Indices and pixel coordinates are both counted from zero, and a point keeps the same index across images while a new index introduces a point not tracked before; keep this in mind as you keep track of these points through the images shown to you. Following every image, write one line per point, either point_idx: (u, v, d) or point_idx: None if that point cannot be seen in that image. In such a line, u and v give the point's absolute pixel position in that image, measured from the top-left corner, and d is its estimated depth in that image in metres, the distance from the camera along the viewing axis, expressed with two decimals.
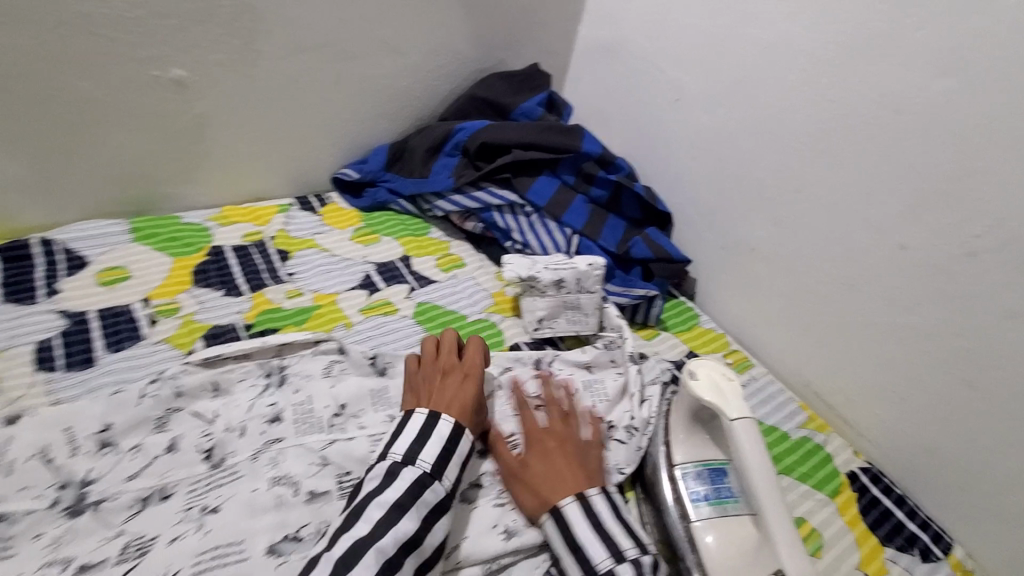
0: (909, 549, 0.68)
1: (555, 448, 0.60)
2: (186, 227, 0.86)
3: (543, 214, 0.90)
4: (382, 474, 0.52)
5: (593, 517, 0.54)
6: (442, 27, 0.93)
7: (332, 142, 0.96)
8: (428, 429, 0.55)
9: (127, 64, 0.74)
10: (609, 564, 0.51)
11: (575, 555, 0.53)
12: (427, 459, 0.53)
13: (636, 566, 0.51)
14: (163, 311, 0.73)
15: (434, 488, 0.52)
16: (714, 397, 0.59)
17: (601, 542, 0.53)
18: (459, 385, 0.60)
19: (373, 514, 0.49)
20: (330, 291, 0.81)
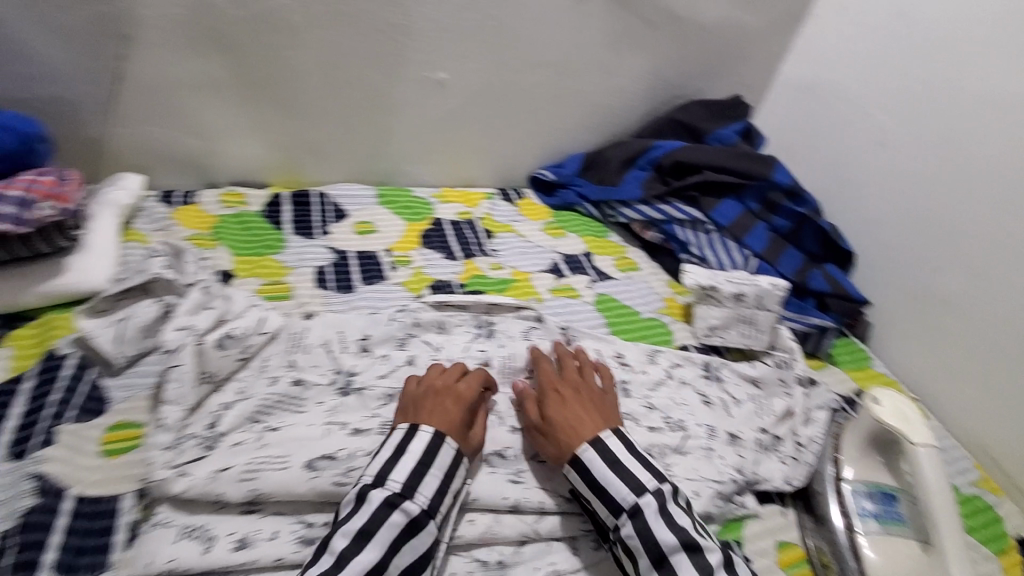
0: None
1: (589, 398, 0.66)
2: (416, 199, 1.04)
3: (724, 234, 0.95)
4: (353, 499, 0.53)
5: (606, 457, 0.60)
6: (657, 55, 1.03)
7: (538, 145, 1.10)
8: (404, 445, 0.57)
9: (410, 65, 0.93)
10: (631, 499, 0.57)
11: (602, 499, 0.58)
12: (397, 479, 0.54)
13: (657, 498, 0.56)
14: (400, 261, 0.90)
15: (403, 508, 0.53)
16: (898, 422, 0.64)
17: (620, 480, 0.58)
18: (448, 402, 0.62)
19: (336, 543, 0.51)
20: (525, 269, 0.93)
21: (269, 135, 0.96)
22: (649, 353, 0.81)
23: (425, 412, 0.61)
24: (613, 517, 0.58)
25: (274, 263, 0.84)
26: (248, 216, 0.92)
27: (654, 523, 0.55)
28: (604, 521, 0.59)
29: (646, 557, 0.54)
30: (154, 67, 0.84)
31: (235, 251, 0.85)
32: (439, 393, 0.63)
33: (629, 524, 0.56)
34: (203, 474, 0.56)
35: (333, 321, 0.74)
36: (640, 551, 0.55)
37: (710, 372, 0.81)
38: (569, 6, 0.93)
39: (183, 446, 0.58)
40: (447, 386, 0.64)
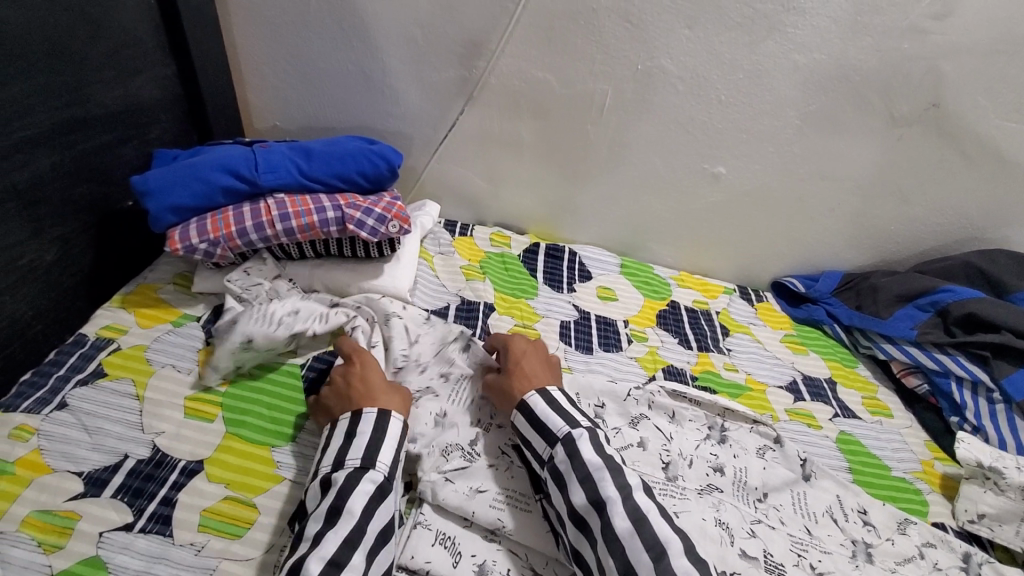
0: None
1: (534, 357, 0.72)
2: (655, 277, 1.07)
3: (1013, 409, 0.81)
4: (319, 487, 0.55)
5: (548, 396, 0.65)
6: (965, 193, 0.93)
7: (792, 252, 1.06)
8: (348, 428, 0.59)
9: (692, 155, 0.97)
10: (565, 428, 0.61)
11: (537, 429, 0.62)
12: (356, 455, 0.56)
13: (588, 430, 0.60)
14: (636, 335, 0.92)
15: (371, 477, 0.55)
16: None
17: (557, 415, 0.62)
18: (360, 376, 0.65)
19: (311, 529, 0.51)
20: (761, 380, 0.89)
21: (544, 192, 1.07)
22: (899, 520, 0.71)
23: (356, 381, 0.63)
24: (548, 448, 0.61)
25: (528, 308, 0.92)
26: (510, 259, 1.02)
27: (581, 445, 0.59)
28: (539, 454, 0.62)
29: (578, 487, 0.57)
30: (479, 123, 0.99)
31: (497, 287, 0.95)
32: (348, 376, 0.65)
33: (562, 450, 0.60)
34: (464, 488, 0.63)
35: (579, 381, 0.79)
36: (568, 473, 0.58)
37: (970, 564, 0.69)
38: (879, 129, 0.89)
39: (450, 454, 0.65)
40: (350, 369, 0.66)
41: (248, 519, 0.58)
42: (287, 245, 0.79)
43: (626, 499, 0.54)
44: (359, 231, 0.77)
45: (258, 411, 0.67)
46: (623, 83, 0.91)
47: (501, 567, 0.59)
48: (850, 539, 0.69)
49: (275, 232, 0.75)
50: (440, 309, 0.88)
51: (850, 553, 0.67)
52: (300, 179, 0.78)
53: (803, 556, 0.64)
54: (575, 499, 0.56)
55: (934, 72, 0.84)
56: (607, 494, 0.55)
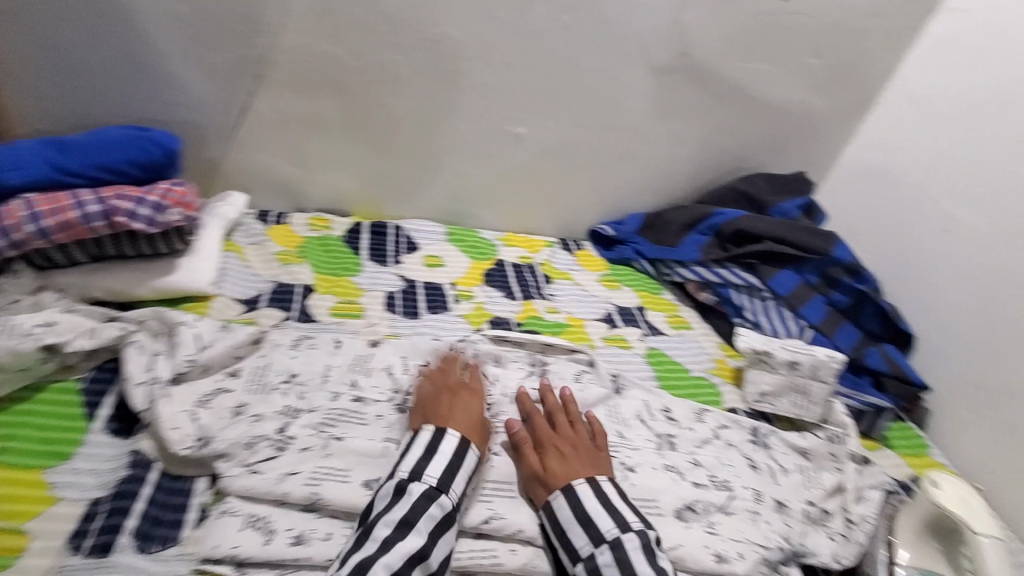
0: None
1: (574, 445, 0.67)
2: (482, 241, 1.11)
3: (780, 303, 0.97)
4: (393, 493, 0.57)
5: (601, 495, 0.61)
6: (723, 130, 1.09)
7: (601, 201, 1.16)
8: (434, 445, 0.61)
9: (493, 118, 1.02)
10: (616, 533, 0.58)
11: (582, 526, 0.59)
12: (434, 474, 0.59)
13: (640, 536, 0.58)
14: (463, 295, 0.95)
15: (413, 488, 0.57)
16: (953, 504, 0.65)
17: (608, 515, 0.59)
18: (467, 398, 0.69)
19: (380, 531, 0.54)
20: (580, 316, 0.98)
21: (360, 171, 1.06)
22: (696, 411, 0.82)
23: (457, 409, 0.67)
24: (590, 545, 0.58)
25: (350, 284, 0.91)
26: (332, 241, 1.00)
27: (634, 556, 0.56)
28: (577, 550, 0.58)
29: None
30: (276, 104, 0.96)
31: (317, 269, 0.92)
32: (451, 391, 0.69)
33: (607, 553, 0.57)
34: (273, 474, 0.61)
35: (403, 346, 0.80)
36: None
37: (758, 437, 0.80)
38: (645, 78, 1.01)
39: (255, 445, 0.63)
40: (461, 385, 0.71)
41: (15, 547, 0.52)
42: (48, 249, 0.72)
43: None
44: (132, 221, 0.72)
45: (25, 433, 0.60)
46: (413, 51, 0.93)
47: (320, 533, 0.58)
48: (657, 434, 0.78)
49: (25, 235, 0.68)
50: (252, 299, 0.83)
51: (656, 446, 0.76)
52: (51, 173, 0.71)
53: (616, 458, 0.73)
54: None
55: (677, 22, 0.95)
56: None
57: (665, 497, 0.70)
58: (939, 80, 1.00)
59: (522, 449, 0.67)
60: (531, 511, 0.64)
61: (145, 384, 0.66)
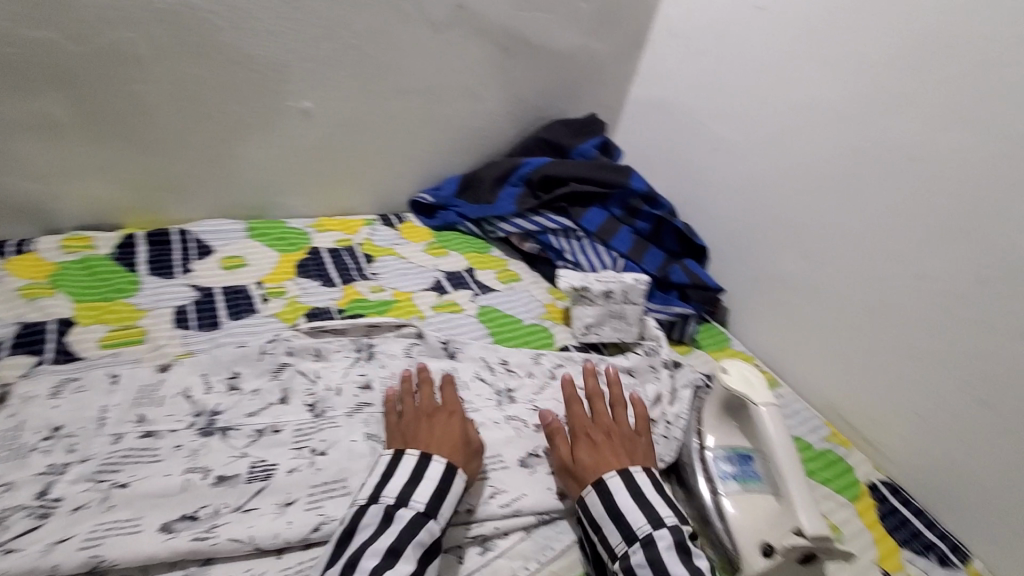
0: (916, 542, 0.74)
1: (619, 441, 0.66)
2: (290, 230, 1.02)
3: (593, 239, 1.02)
4: (381, 520, 0.54)
5: (631, 486, 0.60)
6: (516, 81, 1.11)
7: (413, 169, 1.12)
8: (393, 469, 0.59)
9: (272, 95, 0.92)
10: (648, 530, 0.57)
11: (615, 523, 0.59)
12: (421, 499, 0.56)
13: (672, 533, 0.56)
14: (273, 293, 0.87)
15: (400, 516, 0.54)
16: (741, 390, 0.72)
17: (639, 510, 0.58)
18: (444, 421, 0.64)
19: (368, 561, 0.51)
20: (407, 289, 0.95)
21: (120, 174, 0.89)
22: (531, 356, 0.84)
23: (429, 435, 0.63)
24: (624, 543, 0.57)
25: (127, 306, 0.78)
26: (97, 261, 0.84)
27: (669, 557, 0.55)
28: (612, 548, 0.58)
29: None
30: None
31: (79, 299, 0.77)
32: (428, 417, 0.65)
33: (641, 553, 0.56)
34: (35, 548, 0.51)
35: (201, 361, 0.70)
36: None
37: (590, 367, 0.85)
38: (426, 35, 0.98)
39: (9, 520, 0.52)
40: (436, 408, 0.66)
41: None
42: None
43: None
44: None
45: None
46: (150, 26, 0.79)
47: None
48: (496, 390, 0.78)
49: None
50: None
51: (495, 402, 0.76)
52: None
53: None
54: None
55: None
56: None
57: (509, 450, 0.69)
58: (689, 14, 1.10)
59: (558, 445, 0.67)
60: None
61: None
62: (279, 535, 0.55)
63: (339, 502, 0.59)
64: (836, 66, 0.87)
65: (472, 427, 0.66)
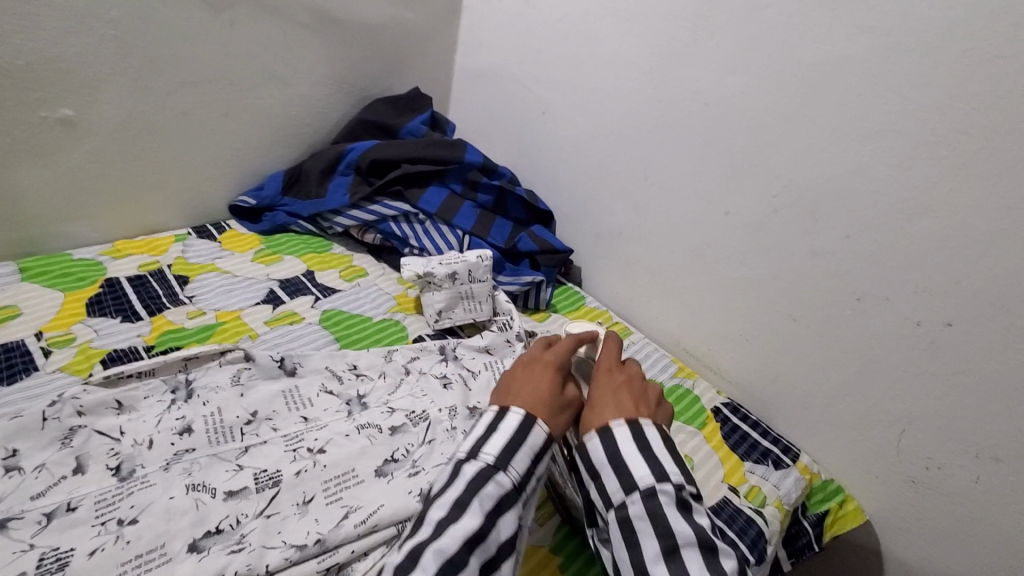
0: (756, 454, 0.81)
1: (620, 386, 0.62)
2: (77, 264, 0.86)
3: (435, 220, 0.98)
4: (450, 474, 0.54)
5: (641, 438, 0.55)
6: (326, 61, 1.02)
7: (226, 170, 1.00)
8: (496, 423, 0.56)
9: (17, 107, 0.76)
10: (649, 481, 0.52)
11: (616, 470, 0.54)
12: (490, 451, 0.54)
13: (675, 490, 0.51)
14: (57, 343, 0.73)
15: (500, 479, 0.52)
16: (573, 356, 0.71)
17: (643, 462, 0.53)
18: (540, 372, 0.63)
19: (435, 514, 0.50)
20: (233, 307, 0.84)
21: None
22: (382, 355, 0.80)
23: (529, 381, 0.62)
24: (622, 493, 0.53)
25: None
26: None
27: (670, 514, 0.50)
28: (610, 497, 0.54)
29: (656, 541, 0.49)
30: None
31: None
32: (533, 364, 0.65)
33: (638, 504, 0.52)
34: None
35: None
36: (647, 530, 0.50)
37: (447, 353, 0.83)
38: (203, 18, 0.85)
39: None
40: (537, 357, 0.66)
41: None
42: None
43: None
44: None
45: None
46: None
47: None
48: (345, 400, 0.73)
49: None
50: None
51: (346, 412, 0.71)
52: None
53: (299, 450, 0.64)
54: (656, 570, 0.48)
55: None
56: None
57: (362, 462, 0.65)
58: None
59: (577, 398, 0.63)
60: (193, 566, 0.52)
61: None
62: None
63: (159, 573, 0.51)
64: (634, 20, 0.90)
65: (568, 380, 0.64)
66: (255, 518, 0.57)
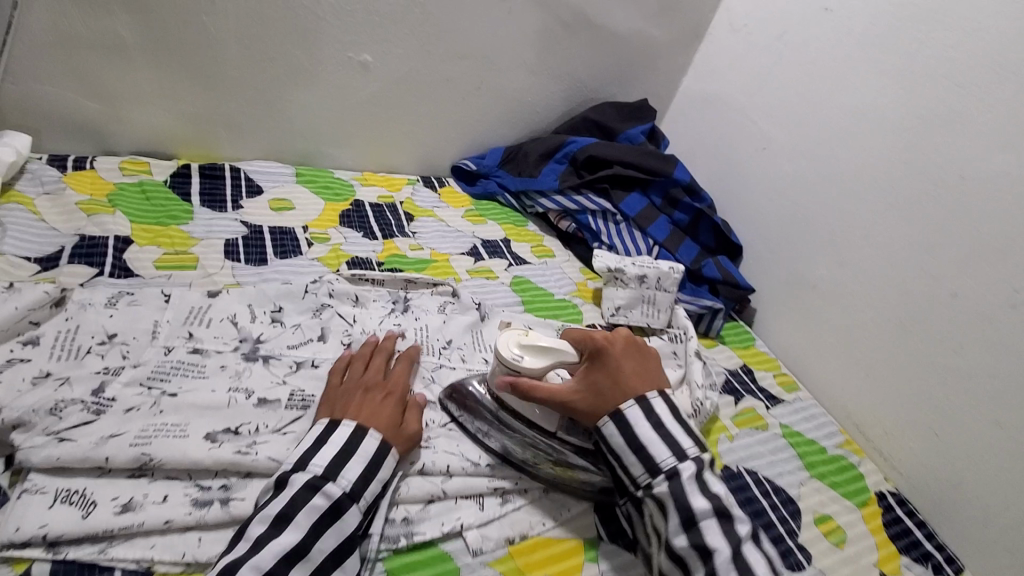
0: (918, 554, 0.75)
1: (614, 362, 0.62)
2: (336, 181, 1.04)
3: (631, 224, 1.03)
4: (273, 486, 0.52)
5: (653, 417, 0.59)
6: (573, 58, 1.11)
7: (462, 136, 1.13)
8: (325, 436, 0.56)
9: (334, 45, 0.94)
10: (672, 463, 0.57)
11: (638, 455, 0.58)
12: (319, 462, 0.53)
13: (696, 464, 0.57)
14: (317, 238, 0.89)
15: (326, 490, 0.52)
16: (543, 360, 0.65)
17: (665, 444, 0.58)
18: (379, 395, 0.61)
19: (253, 530, 0.49)
20: (445, 251, 0.96)
21: (179, 103, 0.92)
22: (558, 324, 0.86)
23: (350, 404, 0.60)
24: (647, 475, 0.57)
25: (179, 233, 0.80)
26: (152, 186, 0.86)
27: (688, 488, 0.55)
28: (635, 477, 0.58)
29: (676, 514, 0.55)
30: (46, 20, 0.79)
31: (134, 219, 0.80)
32: (367, 387, 0.62)
33: (665, 482, 0.56)
34: (88, 440, 0.52)
35: (248, 293, 0.73)
36: (670, 507, 0.55)
37: None
38: (491, 2, 0.98)
39: (64, 410, 0.54)
40: (377, 377, 0.64)
41: None
42: None
43: (736, 555, 0.53)
44: None
45: None
46: None
47: (155, 496, 0.51)
48: None
49: None
50: (50, 256, 0.70)
51: None
52: None
53: None
54: (675, 539, 0.55)
55: None
56: (713, 543, 0.53)
57: None
58: (753, 9, 1.10)
59: (564, 397, 0.62)
60: None
61: None
62: None
63: None
64: (897, 76, 0.87)
65: (411, 405, 0.64)
66: (439, 427, 0.67)
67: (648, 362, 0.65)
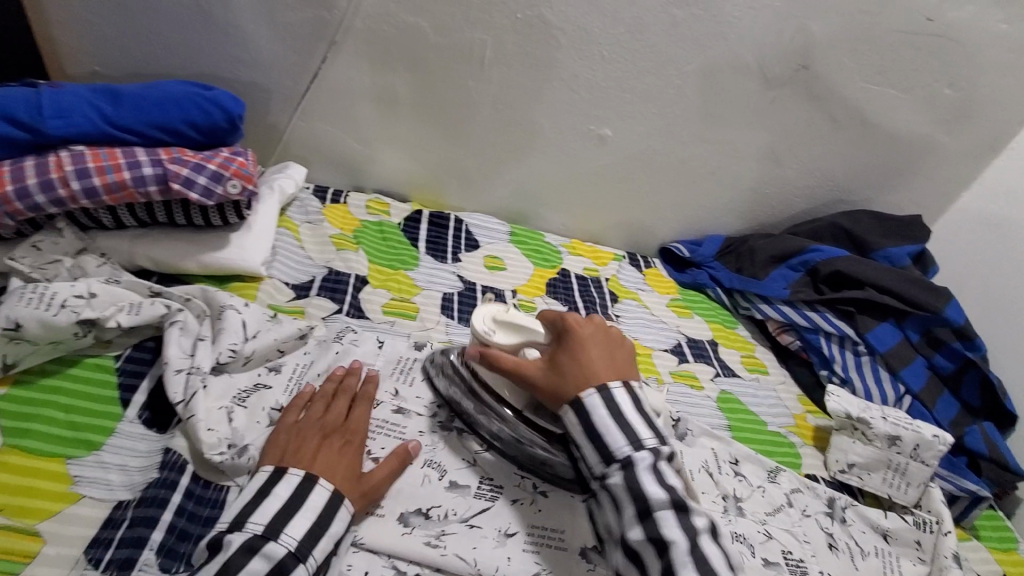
0: None
1: (584, 338, 0.57)
2: (546, 246, 1.02)
3: (877, 360, 0.87)
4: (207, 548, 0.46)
5: (612, 406, 0.52)
6: (830, 157, 0.98)
7: (681, 219, 1.06)
8: (266, 488, 0.50)
9: (579, 117, 0.93)
10: (627, 450, 0.51)
11: (592, 443, 0.52)
12: (258, 520, 0.47)
13: (653, 454, 0.50)
14: (524, 306, 0.88)
15: (268, 551, 0.46)
16: (515, 338, 0.61)
17: (618, 430, 0.51)
18: (339, 446, 0.55)
19: None
20: (647, 344, 0.89)
21: (425, 153, 0.98)
22: (769, 469, 0.71)
23: (297, 449, 0.53)
24: (601, 465, 0.52)
25: (407, 280, 0.84)
26: (389, 227, 0.92)
27: (643, 477, 0.49)
28: (589, 468, 0.52)
29: (630, 506, 0.49)
30: (344, 73, 0.88)
31: (372, 258, 0.85)
32: (325, 434, 0.55)
33: (620, 475, 0.50)
34: None
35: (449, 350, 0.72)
36: (624, 499, 0.50)
37: (834, 510, 0.70)
38: (755, 90, 0.90)
39: None
40: (338, 427, 0.57)
41: (27, 551, 0.46)
42: (152, 205, 0.68)
43: (694, 548, 0.47)
44: (188, 190, 0.65)
45: (49, 415, 0.54)
46: (504, 33, 0.84)
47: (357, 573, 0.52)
48: (723, 493, 0.66)
49: (130, 192, 0.64)
50: (303, 284, 0.77)
51: (722, 509, 0.65)
52: (105, 127, 0.64)
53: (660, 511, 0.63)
54: (629, 533, 0.49)
55: (802, 33, 0.85)
56: (669, 536, 0.47)
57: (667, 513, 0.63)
58: None
59: (535, 378, 0.57)
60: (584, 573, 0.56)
61: (184, 372, 0.59)
62: (499, 569, 0.55)
63: (557, 558, 0.57)
64: None
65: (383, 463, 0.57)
66: None
67: (620, 352, 0.58)
